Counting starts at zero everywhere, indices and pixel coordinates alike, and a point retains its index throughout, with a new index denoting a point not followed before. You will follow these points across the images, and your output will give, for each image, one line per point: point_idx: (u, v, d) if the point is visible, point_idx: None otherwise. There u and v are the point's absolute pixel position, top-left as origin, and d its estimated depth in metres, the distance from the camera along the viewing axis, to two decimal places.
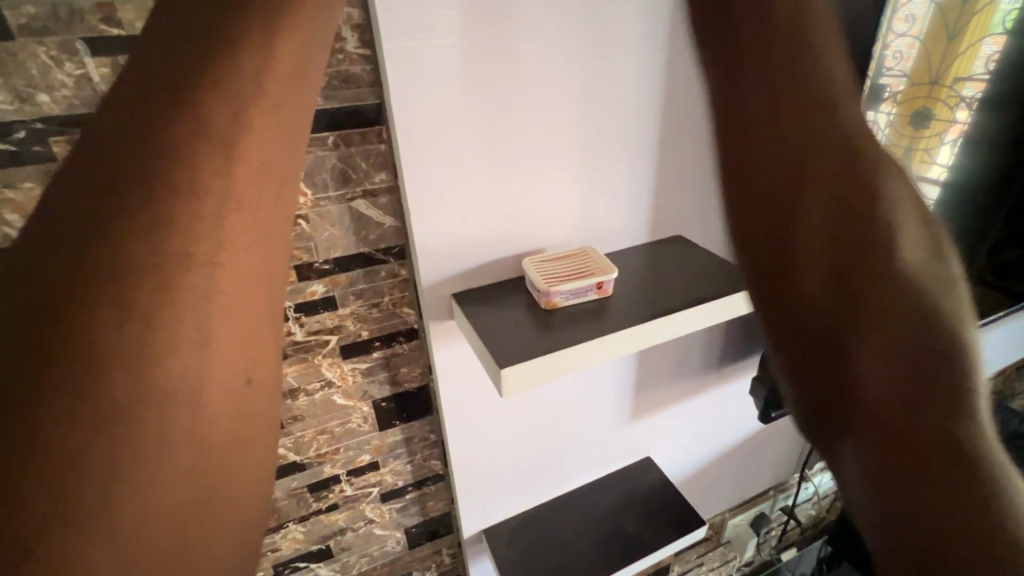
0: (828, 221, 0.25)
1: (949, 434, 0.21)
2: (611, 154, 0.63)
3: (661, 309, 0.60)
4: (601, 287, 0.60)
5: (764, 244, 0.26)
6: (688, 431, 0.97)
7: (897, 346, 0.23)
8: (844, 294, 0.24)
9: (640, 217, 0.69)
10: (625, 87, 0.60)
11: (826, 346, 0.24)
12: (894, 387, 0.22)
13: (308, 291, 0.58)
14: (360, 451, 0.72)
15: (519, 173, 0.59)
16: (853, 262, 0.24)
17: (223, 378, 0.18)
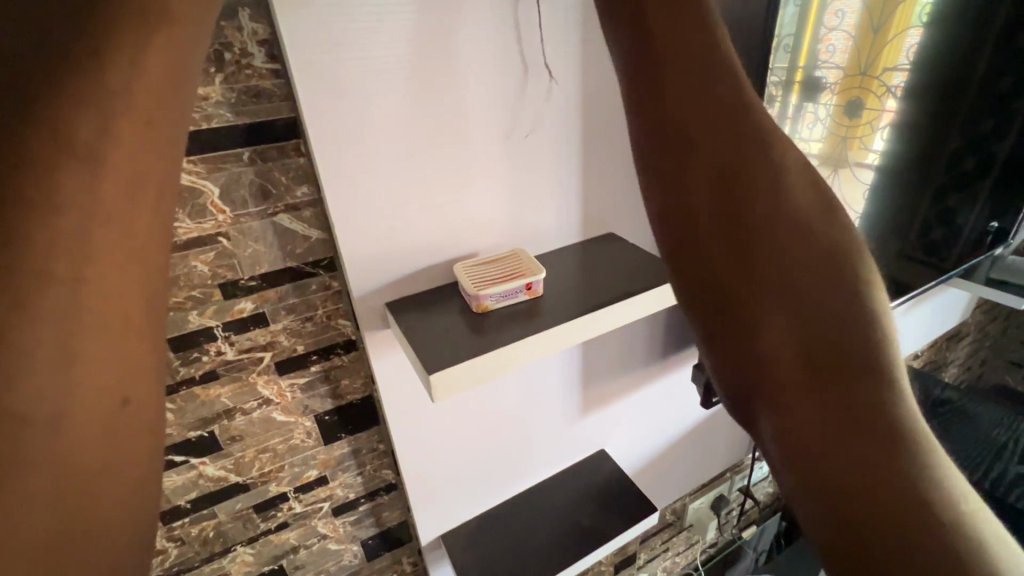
0: (718, 157, 0.20)
1: (868, 395, 0.17)
2: (536, 157, 0.65)
3: (591, 305, 0.61)
4: (531, 287, 0.61)
5: (660, 171, 0.22)
6: (639, 420, 1.00)
7: (805, 298, 0.18)
8: (739, 240, 0.20)
9: (572, 218, 0.71)
10: (543, 93, 0.61)
11: (726, 296, 0.20)
12: (793, 342, 0.18)
13: (235, 309, 0.57)
14: (306, 466, 0.71)
15: (412, 158, 0.57)
16: (751, 189, 0.20)
17: (95, 400, 0.15)
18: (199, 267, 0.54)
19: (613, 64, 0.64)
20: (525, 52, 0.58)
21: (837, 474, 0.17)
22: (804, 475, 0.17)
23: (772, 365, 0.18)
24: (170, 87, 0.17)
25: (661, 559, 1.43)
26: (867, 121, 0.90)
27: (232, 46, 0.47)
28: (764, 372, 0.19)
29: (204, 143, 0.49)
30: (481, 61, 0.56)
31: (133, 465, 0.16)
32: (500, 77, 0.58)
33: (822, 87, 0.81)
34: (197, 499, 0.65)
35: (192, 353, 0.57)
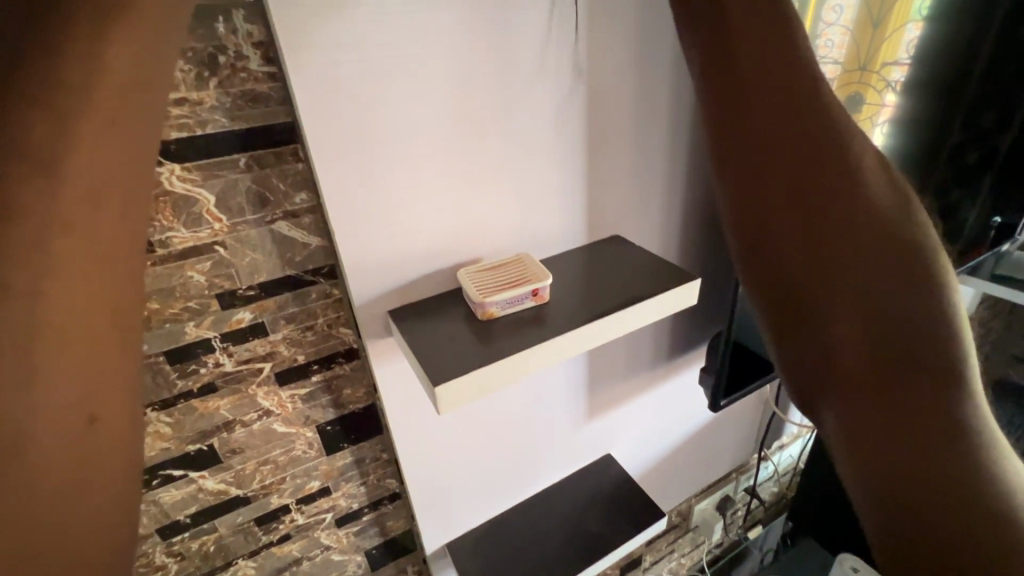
0: (801, 238, 0.35)
1: (916, 399, 0.31)
2: (542, 159, 0.63)
3: (599, 310, 0.60)
4: (537, 293, 0.60)
5: (777, 237, 0.36)
6: (646, 424, 0.98)
7: (876, 324, 0.32)
8: (826, 283, 0.34)
9: (578, 220, 0.70)
10: (550, 93, 0.60)
11: (797, 307, 0.35)
12: (867, 347, 0.33)
13: (233, 319, 0.56)
14: (308, 477, 0.69)
15: (493, 183, 0.61)
16: (826, 248, 0.34)
17: (60, 422, 0.23)
18: (196, 277, 0.52)
19: (621, 62, 0.63)
20: (534, 52, 0.57)
21: (874, 386, 0.32)
22: (855, 437, 0.33)
23: (841, 355, 0.34)
24: (112, 160, 0.24)
25: (667, 560, 1.42)
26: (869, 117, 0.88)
27: (225, 49, 0.45)
28: (830, 362, 0.35)
29: (198, 150, 0.47)
30: (539, 83, 0.59)
31: (120, 451, 0.25)
32: (534, 81, 0.58)
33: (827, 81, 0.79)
34: (197, 513, 0.63)
35: (190, 365, 0.55)
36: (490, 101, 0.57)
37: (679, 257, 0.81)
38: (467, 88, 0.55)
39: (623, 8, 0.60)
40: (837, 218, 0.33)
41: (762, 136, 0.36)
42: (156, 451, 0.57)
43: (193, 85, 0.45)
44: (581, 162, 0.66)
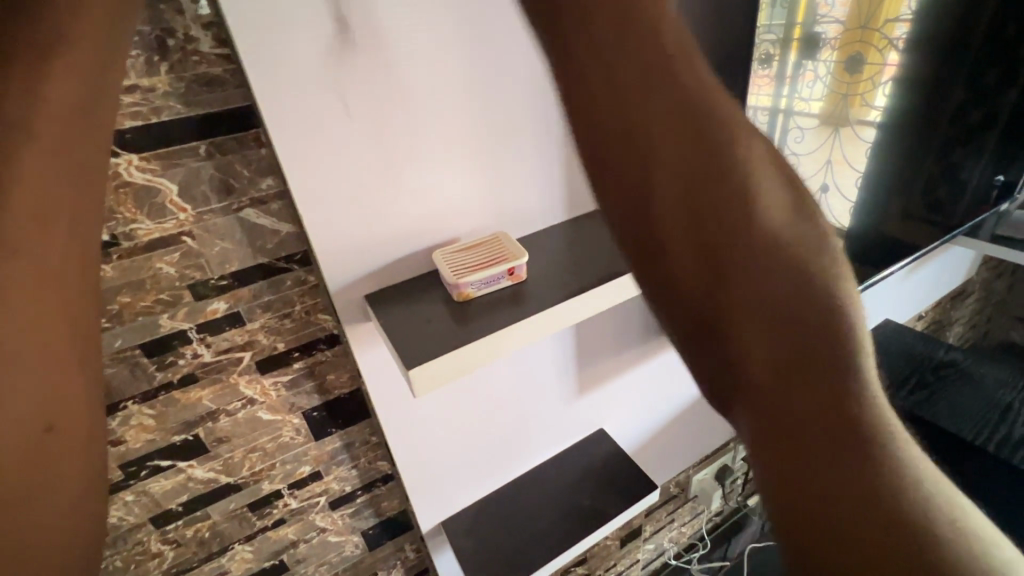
0: (684, 197, 0.22)
1: (854, 463, 0.19)
2: (513, 133, 0.61)
3: (578, 288, 0.59)
4: (514, 272, 0.58)
5: (635, 230, 0.23)
6: (638, 398, 0.98)
7: (785, 331, 0.20)
8: (708, 253, 0.21)
9: (557, 197, 0.68)
10: (514, 62, 0.58)
11: (698, 313, 0.22)
12: (773, 369, 0.21)
13: (208, 310, 0.55)
14: (298, 463, 0.70)
15: (443, 172, 0.59)
16: (712, 219, 0.21)
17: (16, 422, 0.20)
18: (165, 269, 0.51)
19: None
20: (489, 19, 0.54)
21: (846, 512, 0.19)
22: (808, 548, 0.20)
23: (752, 386, 0.21)
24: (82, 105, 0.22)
25: (667, 530, 1.44)
26: (867, 77, 0.85)
27: (174, 32, 0.44)
28: (742, 386, 0.21)
29: (154, 139, 0.46)
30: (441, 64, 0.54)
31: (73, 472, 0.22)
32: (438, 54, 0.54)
33: (821, 44, 0.76)
34: (189, 502, 0.64)
35: (167, 357, 0.55)
36: (430, 72, 0.54)
37: None
38: (400, 58, 0.52)
39: None
40: (729, 294, 0.21)
41: (640, 138, 0.22)
42: (141, 443, 0.58)
43: (143, 71, 0.44)
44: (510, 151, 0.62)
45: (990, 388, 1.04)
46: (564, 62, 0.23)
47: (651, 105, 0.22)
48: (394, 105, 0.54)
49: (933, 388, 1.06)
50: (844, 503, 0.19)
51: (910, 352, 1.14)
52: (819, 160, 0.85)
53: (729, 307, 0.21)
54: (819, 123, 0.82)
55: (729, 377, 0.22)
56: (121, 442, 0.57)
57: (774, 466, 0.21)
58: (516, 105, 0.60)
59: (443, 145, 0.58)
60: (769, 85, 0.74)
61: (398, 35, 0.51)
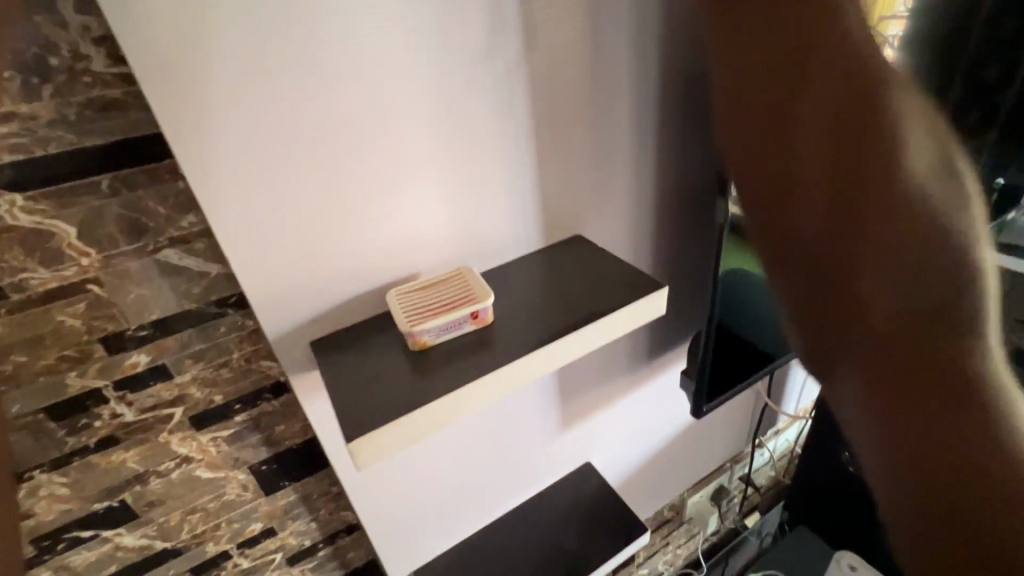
0: (828, 170, 0.26)
1: (950, 411, 0.23)
2: (480, 155, 0.55)
3: (552, 333, 0.52)
4: (477, 316, 0.51)
5: (766, 197, 0.29)
6: (628, 428, 0.92)
7: (913, 275, 0.24)
8: (840, 217, 0.26)
9: (531, 222, 0.62)
10: (478, 77, 0.51)
11: (825, 268, 0.27)
12: (893, 302, 0.25)
13: (127, 364, 0.48)
14: (247, 521, 0.63)
15: (418, 189, 0.53)
16: (853, 195, 0.26)
17: None
18: (69, 322, 0.44)
19: (563, 36, 0.54)
20: (447, 29, 0.48)
21: (923, 452, 0.24)
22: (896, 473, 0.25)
23: (871, 313, 0.26)
24: None
25: (662, 554, 1.38)
26: None
27: (57, 49, 0.36)
28: (864, 319, 0.26)
29: (41, 175, 0.39)
30: (409, 67, 0.48)
31: None
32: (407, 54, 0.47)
33: None
34: (120, 571, 0.57)
35: (80, 418, 0.48)
36: (382, 89, 0.47)
37: (652, 253, 0.73)
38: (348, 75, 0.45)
39: None
40: (856, 252, 0.26)
41: (791, 123, 0.28)
42: (55, 514, 0.51)
43: (21, 97, 0.37)
44: (501, 163, 0.56)
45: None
46: (773, 62, 0.29)
47: (786, 91, 0.28)
48: (344, 129, 0.47)
49: None
50: (939, 453, 0.24)
51: None
52: None
53: (865, 287, 0.26)
54: None
55: (842, 316, 0.27)
56: (30, 515, 0.50)
57: (872, 404, 0.25)
58: (500, 112, 0.54)
59: (416, 157, 0.51)
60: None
61: (371, 42, 0.45)
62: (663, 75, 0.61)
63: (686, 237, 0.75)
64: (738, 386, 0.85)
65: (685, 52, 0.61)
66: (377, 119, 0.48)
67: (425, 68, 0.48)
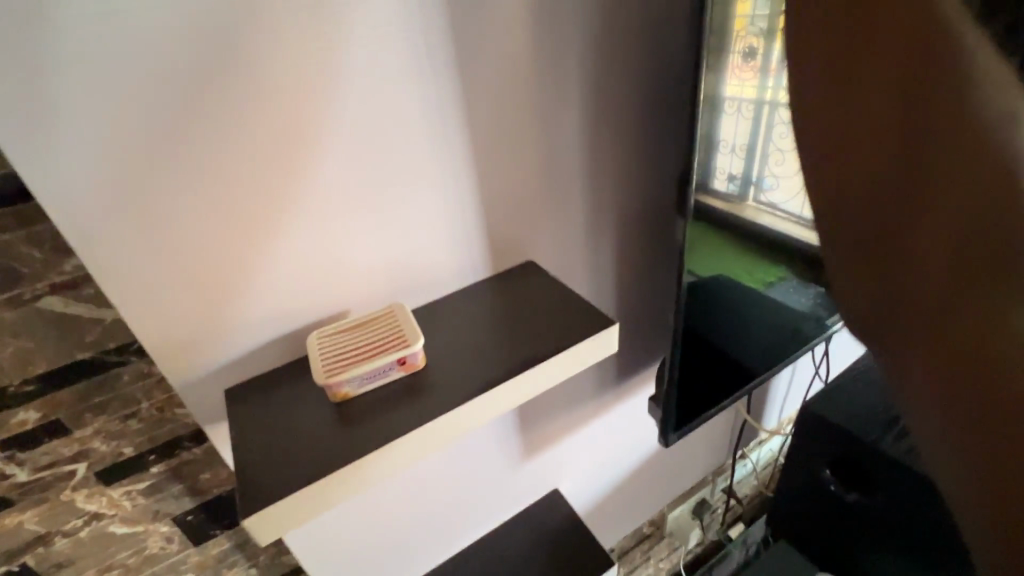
0: (948, 250, 0.24)
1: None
2: (410, 180, 0.50)
3: (490, 380, 0.47)
4: (406, 362, 0.46)
5: (860, 266, 0.28)
6: (598, 452, 0.88)
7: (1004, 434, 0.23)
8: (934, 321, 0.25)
9: (477, 250, 0.58)
10: (403, 98, 0.46)
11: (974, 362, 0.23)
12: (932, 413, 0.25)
13: (13, 422, 0.43)
14: (175, 573, 0.59)
15: (347, 224, 0.48)
16: (981, 305, 0.23)
17: None
18: None
19: (501, 49, 0.49)
20: (365, 45, 0.43)
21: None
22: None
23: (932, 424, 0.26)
24: None
25: (643, 570, 1.34)
26: None
27: None
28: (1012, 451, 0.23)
29: None
30: (325, 96, 0.43)
31: None
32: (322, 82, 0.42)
33: None
34: None
35: None
36: (290, 113, 0.42)
37: (613, 276, 0.69)
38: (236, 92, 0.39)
39: None
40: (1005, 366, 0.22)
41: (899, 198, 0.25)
42: None
43: None
44: (438, 192, 0.52)
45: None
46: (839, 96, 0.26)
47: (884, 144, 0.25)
48: (251, 167, 0.42)
49: None
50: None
51: None
52: None
53: (982, 399, 0.23)
54: None
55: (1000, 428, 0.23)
56: None
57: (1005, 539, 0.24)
58: (434, 138, 0.49)
59: (340, 192, 0.47)
60: (742, 71, 0.56)
61: (279, 70, 0.41)
62: (616, 88, 0.56)
63: (650, 257, 0.70)
64: (709, 412, 0.82)
65: (638, 64, 0.56)
66: (292, 155, 0.44)
67: (345, 97, 0.44)
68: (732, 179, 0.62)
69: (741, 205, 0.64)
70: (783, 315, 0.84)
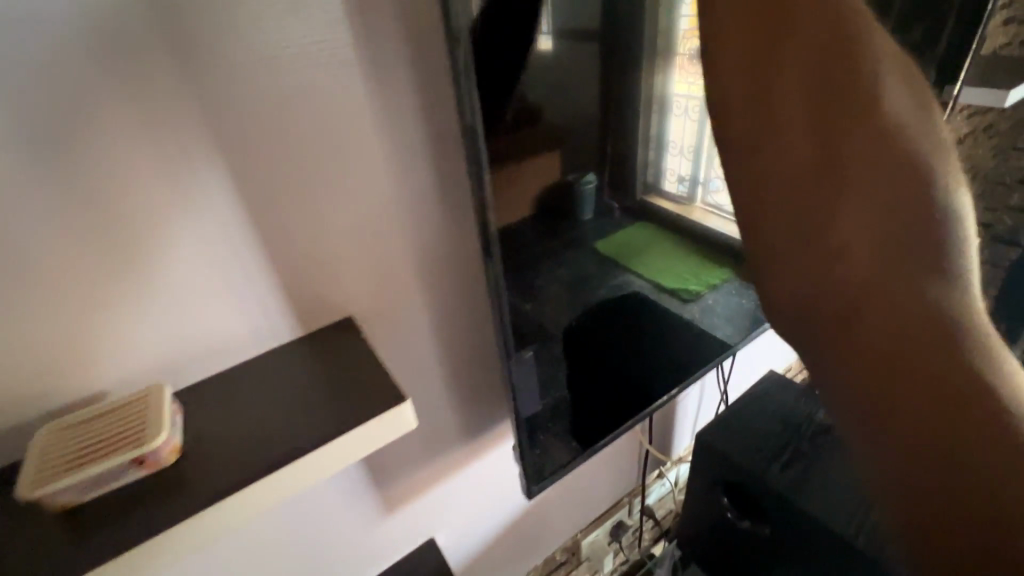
0: (839, 140, 0.39)
1: (939, 364, 0.32)
2: (167, 237, 0.44)
3: (247, 474, 0.41)
4: (142, 461, 0.40)
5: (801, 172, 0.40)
6: (474, 495, 0.84)
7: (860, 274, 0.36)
8: (815, 200, 0.39)
9: (274, 311, 0.52)
10: (130, 150, 0.40)
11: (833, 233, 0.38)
12: (805, 283, 0.39)
13: None
14: None
15: (86, 295, 0.42)
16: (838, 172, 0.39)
17: None
18: None
19: (258, 91, 0.43)
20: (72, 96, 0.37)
21: (912, 442, 0.32)
22: (858, 432, 0.34)
23: (819, 299, 0.38)
24: None
25: None
26: None
27: None
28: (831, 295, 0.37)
29: None
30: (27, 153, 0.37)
31: None
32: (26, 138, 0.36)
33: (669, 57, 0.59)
34: None
35: None
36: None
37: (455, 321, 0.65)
38: None
39: (232, 15, 0.40)
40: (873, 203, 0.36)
41: (755, 140, 0.43)
42: None
43: None
44: (208, 250, 0.46)
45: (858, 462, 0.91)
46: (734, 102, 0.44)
47: (814, 96, 0.40)
48: None
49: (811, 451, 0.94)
50: (911, 433, 0.32)
51: (784, 412, 1.02)
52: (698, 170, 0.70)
53: (844, 251, 0.37)
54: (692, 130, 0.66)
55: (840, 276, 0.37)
56: None
57: (849, 390, 0.35)
58: (191, 192, 0.44)
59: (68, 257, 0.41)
60: (689, 72, 0.61)
61: None
62: (425, 132, 0.52)
63: None
64: (574, 458, 0.79)
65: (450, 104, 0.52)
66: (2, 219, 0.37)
67: (57, 152, 0.38)
68: (682, 180, 0.69)
69: (689, 206, 0.72)
70: (650, 352, 0.81)
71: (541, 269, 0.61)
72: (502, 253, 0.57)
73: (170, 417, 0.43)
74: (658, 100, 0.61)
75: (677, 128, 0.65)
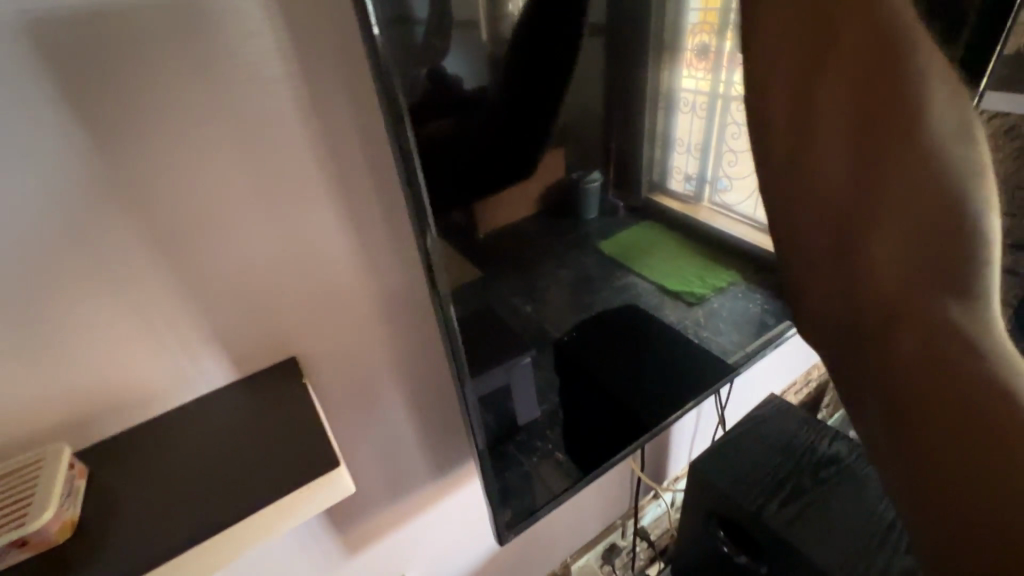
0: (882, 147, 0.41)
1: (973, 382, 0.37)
2: (67, 278, 0.39)
3: (150, 557, 0.36)
4: (28, 541, 0.35)
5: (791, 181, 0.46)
6: (448, 530, 0.79)
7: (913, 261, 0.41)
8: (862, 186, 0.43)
9: (204, 355, 0.47)
10: (9, 183, 0.35)
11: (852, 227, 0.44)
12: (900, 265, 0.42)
13: None
14: None
15: None
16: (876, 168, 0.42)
17: None
18: None
19: (163, 112, 0.38)
20: None
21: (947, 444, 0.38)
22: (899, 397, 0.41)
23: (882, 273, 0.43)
24: None
25: None
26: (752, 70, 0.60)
27: None
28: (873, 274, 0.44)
29: None
30: None
31: None
32: None
33: (673, 52, 0.53)
34: None
35: None
36: None
37: (419, 355, 0.60)
38: None
39: (127, 31, 0.35)
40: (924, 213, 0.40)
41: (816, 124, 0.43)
42: None
43: None
44: (121, 292, 0.41)
45: (870, 501, 0.84)
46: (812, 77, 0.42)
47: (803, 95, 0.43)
48: None
49: (812, 489, 0.87)
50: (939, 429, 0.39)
51: (791, 442, 0.95)
52: (703, 173, 0.64)
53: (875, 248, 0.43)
54: (699, 130, 0.60)
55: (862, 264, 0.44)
56: None
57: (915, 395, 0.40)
58: (93, 227, 0.39)
59: None
60: (696, 66, 0.55)
61: None
62: (372, 154, 0.47)
63: None
64: (552, 502, 0.72)
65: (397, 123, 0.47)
66: None
67: None
68: (688, 180, 0.63)
69: (695, 205, 0.66)
70: (638, 386, 0.74)
71: (509, 305, 0.54)
72: (456, 292, 0.49)
73: (64, 487, 0.37)
74: (664, 98, 0.55)
75: (684, 129, 0.58)
